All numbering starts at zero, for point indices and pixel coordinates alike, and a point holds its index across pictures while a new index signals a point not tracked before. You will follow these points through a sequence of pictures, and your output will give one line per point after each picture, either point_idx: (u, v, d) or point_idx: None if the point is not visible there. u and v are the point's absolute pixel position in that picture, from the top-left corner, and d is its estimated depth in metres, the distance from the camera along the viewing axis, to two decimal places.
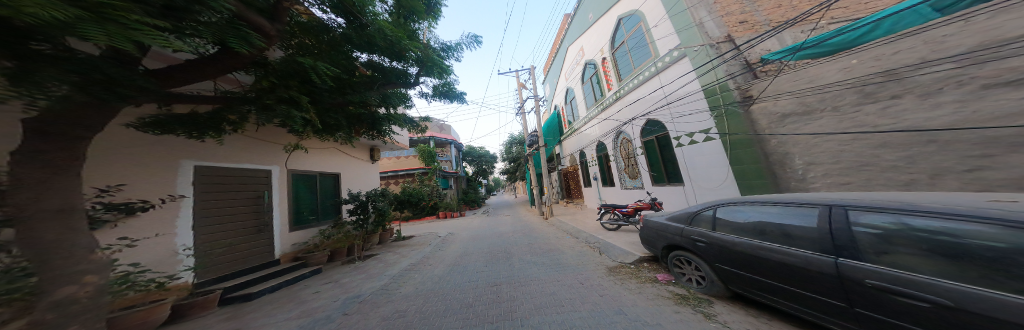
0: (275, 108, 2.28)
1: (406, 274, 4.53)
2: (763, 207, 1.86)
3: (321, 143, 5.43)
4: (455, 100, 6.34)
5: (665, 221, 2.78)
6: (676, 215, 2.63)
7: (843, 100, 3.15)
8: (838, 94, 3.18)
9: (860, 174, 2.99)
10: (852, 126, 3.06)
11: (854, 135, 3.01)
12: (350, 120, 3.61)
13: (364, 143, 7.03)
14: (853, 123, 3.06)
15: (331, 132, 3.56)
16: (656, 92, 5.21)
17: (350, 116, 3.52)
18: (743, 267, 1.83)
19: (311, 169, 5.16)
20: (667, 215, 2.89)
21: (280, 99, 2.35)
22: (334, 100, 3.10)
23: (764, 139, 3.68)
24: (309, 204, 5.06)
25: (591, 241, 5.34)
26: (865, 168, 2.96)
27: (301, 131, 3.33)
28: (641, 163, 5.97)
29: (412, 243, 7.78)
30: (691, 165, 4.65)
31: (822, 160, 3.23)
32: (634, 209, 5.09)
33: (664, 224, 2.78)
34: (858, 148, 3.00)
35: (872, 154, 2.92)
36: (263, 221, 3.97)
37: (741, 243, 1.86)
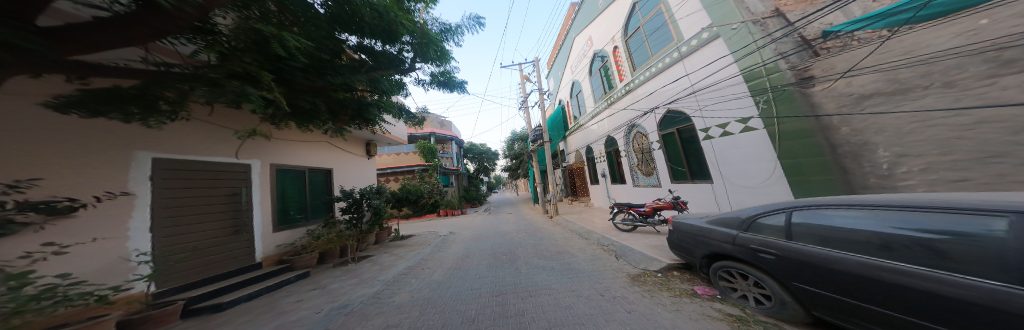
0: (223, 84, 1.79)
1: (402, 280, 4.11)
2: (870, 211, 1.35)
3: (308, 134, 4.94)
4: (456, 89, 5.90)
5: (708, 225, 2.35)
6: (726, 219, 2.20)
7: (961, 73, 2.32)
8: (955, 65, 2.34)
9: (984, 168, 2.19)
10: (983, 104, 2.21)
11: (980, 116, 2.22)
12: (333, 106, 3.17)
13: (357, 137, 6.58)
14: (978, 100, 2.24)
15: (313, 121, 3.13)
16: (679, 80, 4.72)
17: (333, 101, 3.08)
18: (847, 291, 1.31)
19: (298, 164, 4.70)
20: (708, 218, 2.46)
21: (227, 72, 1.87)
22: (311, 82, 2.70)
23: (832, 126, 3.00)
24: (296, 202, 4.64)
25: (604, 244, 4.90)
26: (994, 160, 2.15)
27: (279, 118, 2.90)
28: (658, 159, 5.51)
29: (411, 243, 7.41)
30: (722, 160, 4.16)
31: (922, 151, 2.47)
32: (653, 208, 4.55)
33: (705, 229, 2.36)
34: (981, 135, 2.21)
35: (1008, 141, 2.09)
36: (240, 221, 3.52)
37: (846, 260, 1.32)
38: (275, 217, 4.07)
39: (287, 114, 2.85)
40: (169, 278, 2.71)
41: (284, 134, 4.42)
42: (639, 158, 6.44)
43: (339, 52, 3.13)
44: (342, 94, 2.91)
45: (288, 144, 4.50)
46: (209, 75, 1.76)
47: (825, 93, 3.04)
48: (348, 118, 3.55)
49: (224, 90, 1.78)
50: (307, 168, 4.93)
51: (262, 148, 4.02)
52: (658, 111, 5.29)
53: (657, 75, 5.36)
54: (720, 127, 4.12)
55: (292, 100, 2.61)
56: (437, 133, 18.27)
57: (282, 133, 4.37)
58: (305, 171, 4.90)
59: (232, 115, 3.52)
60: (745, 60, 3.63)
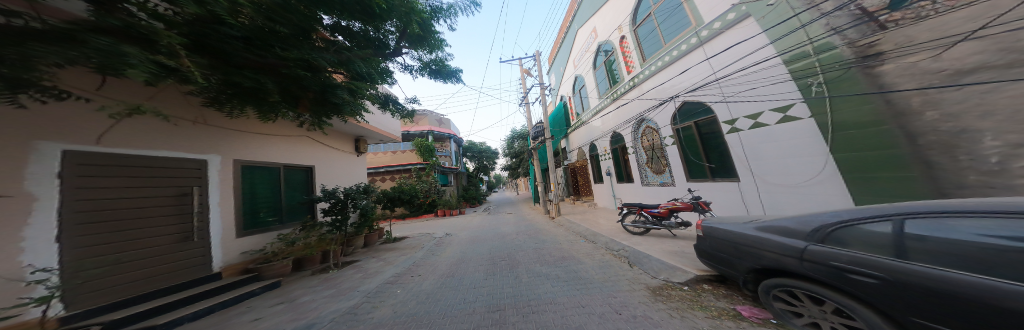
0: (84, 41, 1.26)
1: (386, 290, 3.64)
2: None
3: (277, 126, 4.39)
4: (450, 79, 5.49)
5: (759, 234, 1.87)
6: (789, 228, 1.72)
7: None
8: None
9: None
10: None
11: None
12: (290, 89, 2.66)
13: (339, 131, 6.03)
14: None
15: (268, 106, 2.60)
16: (697, 68, 4.29)
17: (289, 82, 2.57)
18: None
19: (267, 159, 4.16)
20: (754, 225, 2.01)
21: (94, 27, 1.36)
22: (257, 57, 2.24)
23: (910, 114, 2.31)
24: (268, 203, 4.12)
25: (614, 248, 4.46)
26: None
27: (229, 100, 2.39)
28: (672, 155, 5.09)
29: (403, 246, 6.91)
30: (754, 155, 3.68)
31: None
32: (668, 209, 4.09)
33: (753, 239, 1.90)
34: None
35: None
36: (187, 227, 2.99)
37: (971, 284, 0.88)
38: (235, 221, 3.53)
39: (235, 96, 2.34)
40: (84, 296, 2.14)
41: (246, 124, 3.84)
42: (648, 155, 6.02)
43: (310, 32, 2.67)
44: (301, 74, 2.42)
45: (253, 136, 3.94)
46: (63, 27, 1.24)
47: (896, 73, 2.33)
48: (314, 104, 3.02)
49: (87, 49, 1.25)
50: (280, 164, 4.40)
51: (219, 140, 3.48)
52: (672, 103, 4.86)
53: (670, 64, 4.94)
54: (751, 119, 3.65)
55: (227, 76, 2.08)
56: (435, 131, 17.81)
57: (242, 123, 3.79)
58: (279, 167, 4.37)
59: (172, 99, 2.93)
60: (785, 40, 3.12)
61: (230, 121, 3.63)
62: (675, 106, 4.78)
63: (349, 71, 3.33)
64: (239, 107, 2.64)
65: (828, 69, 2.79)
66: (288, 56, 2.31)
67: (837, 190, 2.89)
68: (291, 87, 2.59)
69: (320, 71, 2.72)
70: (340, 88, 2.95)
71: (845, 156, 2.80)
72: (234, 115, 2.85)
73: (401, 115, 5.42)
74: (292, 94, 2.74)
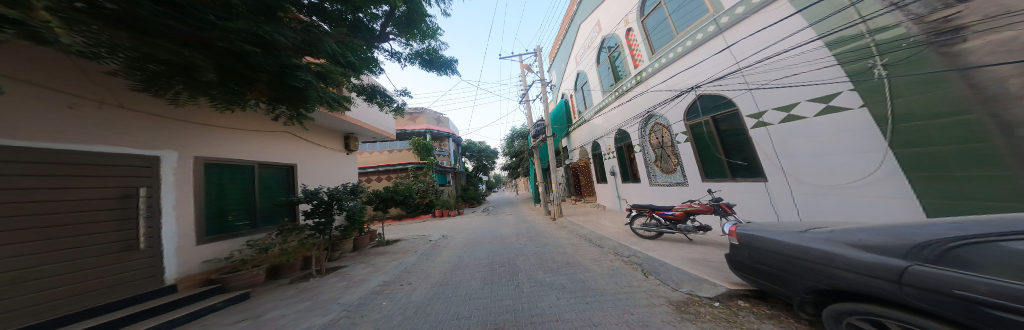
0: None
1: (371, 302, 3.25)
2: None
3: (247, 119, 3.97)
4: (446, 70, 5.13)
5: (818, 245, 1.48)
6: (856, 239, 1.34)
7: None
8: None
9: None
10: None
11: None
12: (238, 70, 2.13)
13: (323, 126, 5.59)
14: None
15: (207, 87, 2.12)
16: (716, 58, 3.97)
17: (235, 62, 2.04)
18: None
19: (236, 156, 3.76)
20: (821, 237, 1.54)
21: None
22: (187, 29, 1.72)
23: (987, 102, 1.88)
24: (238, 205, 3.73)
25: (623, 254, 4.12)
26: None
27: (158, 77, 1.92)
28: (686, 153, 4.78)
29: (396, 249, 6.50)
30: (786, 153, 3.28)
31: None
32: (683, 212, 3.74)
33: (806, 250, 1.53)
34: None
35: None
36: (124, 235, 2.55)
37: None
38: (188, 226, 3.09)
39: (161, 71, 1.87)
40: None
41: (204, 116, 3.39)
42: (657, 153, 5.75)
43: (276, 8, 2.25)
44: (245, 49, 1.91)
45: (215, 130, 3.49)
46: None
47: (984, 49, 1.75)
48: (271, 90, 2.50)
49: None
50: (254, 161, 4.01)
51: (172, 134, 3.05)
52: (686, 97, 4.57)
53: (684, 56, 4.62)
54: (782, 111, 3.26)
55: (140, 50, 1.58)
56: (433, 130, 17.39)
57: (198, 113, 3.33)
58: (252, 164, 3.99)
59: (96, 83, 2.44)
60: (831, 21, 2.68)
61: (184, 110, 3.17)
62: (690, 99, 4.48)
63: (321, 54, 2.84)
64: (177, 89, 2.16)
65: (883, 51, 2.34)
66: (231, 27, 1.80)
67: (888, 193, 2.51)
68: (237, 68, 2.10)
69: (276, 49, 2.22)
70: (303, 69, 2.44)
71: (882, 155, 2.49)
72: (174, 102, 2.36)
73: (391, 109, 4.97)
74: (242, 77, 2.22)
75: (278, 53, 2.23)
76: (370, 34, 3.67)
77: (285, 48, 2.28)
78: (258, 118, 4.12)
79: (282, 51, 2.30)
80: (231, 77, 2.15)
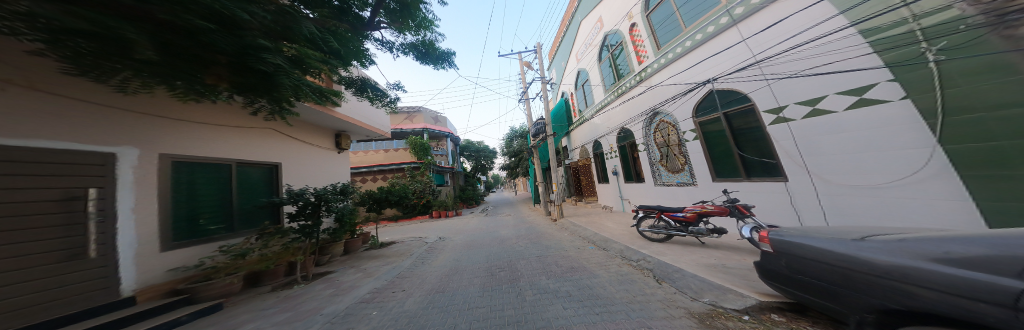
0: None
1: (359, 313, 2.96)
2: None
3: (223, 113, 3.64)
4: (443, 63, 4.86)
5: (876, 255, 1.24)
6: (913, 249, 1.13)
7: None
8: None
9: None
10: None
11: None
12: (190, 52, 1.77)
13: (310, 122, 5.26)
14: None
15: (153, 70, 1.77)
16: (729, 51, 3.80)
17: (185, 41, 1.68)
18: None
19: (210, 154, 3.46)
20: (867, 241, 1.35)
21: None
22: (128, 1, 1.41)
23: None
24: (212, 207, 3.42)
25: (632, 258, 3.88)
26: None
27: (92, 57, 1.59)
28: (695, 152, 4.62)
29: (390, 252, 6.19)
30: (809, 151, 3.09)
31: None
32: (696, 214, 3.52)
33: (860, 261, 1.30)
34: None
35: None
36: (67, 242, 2.22)
37: None
38: (148, 230, 2.75)
39: (94, 49, 1.54)
40: None
41: (170, 108, 3.06)
42: (663, 153, 5.63)
43: None
44: (197, 24, 1.57)
45: (182, 124, 3.15)
46: None
47: None
48: (234, 77, 2.12)
49: None
50: (232, 160, 3.72)
51: (132, 128, 2.72)
52: (696, 93, 4.41)
53: (694, 49, 4.45)
54: (807, 106, 3.05)
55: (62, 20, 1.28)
56: (431, 129, 17.09)
57: (162, 105, 2.98)
58: (230, 163, 3.70)
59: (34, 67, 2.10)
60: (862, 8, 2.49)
61: (144, 101, 2.82)
62: (700, 95, 4.32)
63: (298, 37, 2.47)
64: (124, 74, 1.84)
65: (919, 40, 2.17)
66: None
67: (924, 191, 2.31)
68: (188, 49, 1.73)
69: (239, 27, 1.86)
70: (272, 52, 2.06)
71: (916, 152, 2.32)
72: (123, 89, 2.02)
73: (383, 104, 4.65)
74: (196, 58, 1.85)
75: (239, 31, 1.86)
76: (359, 21, 3.40)
77: (251, 26, 1.91)
78: (238, 113, 3.84)
79: (246, 30, 1.92)
80: (183, 59, 1.80)
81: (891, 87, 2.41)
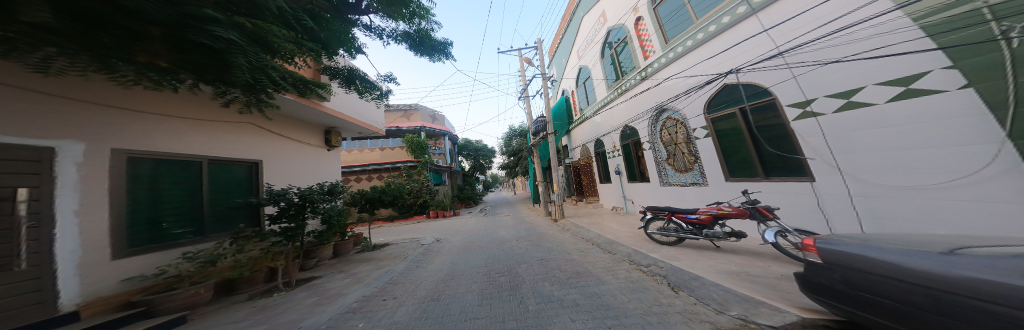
0: None
1: (343, 325, 2.65)
2: None
3: (192, 105, 3.30)
4: (438, 55, 4.59)
5: (963, 269, 0.96)
6: (1016, 263, 0.86)
7: None
8: None
9: None
10: None
11: None
12: (104, 22, 1.32)
13: (295, 116, 4.91)
14: None
15: (58, 44, 1.34)
16: (745, 43, 3.64)
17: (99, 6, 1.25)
18: None
19: (177, 149, 3.13)
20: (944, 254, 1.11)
21: None
22: None
23: None
24: (176, 208, 3.08)
25: (641, 263, 3.64)
26: None
27: None
28: (708, 150, 4.45)
29: (384, 255, 5.88)
30: (841, 146, 2.84)
31: None
32: (710, 217, 3.27)
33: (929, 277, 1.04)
34: None
35: None
36: (4, 248, 1.87)
37: None
38: (93, 233, 2.39)
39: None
40: None
41: (125, 97, 2.69)
42: (669, 151, 5.48)
43: None
44: None
45: (140, 115, 2.79)
46: None
47: None
48: (176, 54, 1.70)
49: None
50: (203, 156, 3.41)
51: (79, 119, 2.35)
52: (709, 87, 4.24)
53: (707, 42, 4.28)
54: (839, 99, 2.82)
55: None
56: (429, 128, 16.73)
57: (114, 93, 2.61)
58: (202, 159, 3.40)
59: None
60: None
61: (92, 88, 2.45)
62: (712, 90, 4.17)
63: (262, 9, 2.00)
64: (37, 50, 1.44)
65: (987, 19, 1.88)
66: None
67: (969, 191, 2.10)
68: (102, 15, 1.29)
69: None
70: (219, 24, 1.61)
71: (962, 149, 2.10)
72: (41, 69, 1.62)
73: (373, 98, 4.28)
74: (119, 33, 1.40)
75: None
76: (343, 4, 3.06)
77: None
78: (213, 110, 3.53)
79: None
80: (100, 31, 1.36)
81: (948, 76, 2.09)
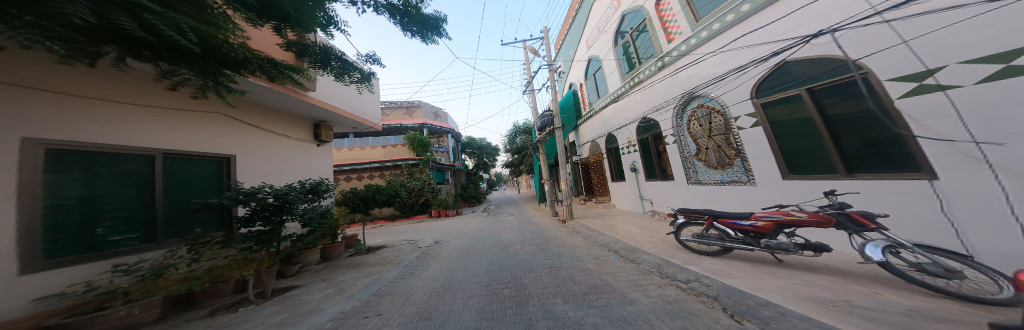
0: None
1: None
2: None
3: (142, 89, 2.77)
4: (428, 35, 4.04)
5: None
6: None
7: None
8: None
9: None
10: None
11: None
12: None
13: (274, 106, 4.39)
14: None
15: None
16: (811, 8, 2.88)
17: None
18: None
19: (126, 140, 2.64)
20: None
21: None
22: None
23: None
24: (119, 212, 2.57)
25: (677, 278, 2.95)
26: None
27: None
28: (754, 140, 3.71)
29: (378, 259, 5.37)
30: (985, 129, 1.80)
31: None
32: (770, 223, 2.60)
33: None
34: None
35: None
36: None
37: None
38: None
39: None
40: None
41: (61, 76, 2.19)
42: (699, 145, 4.85)
43: None
44: None
45: (87, 102, 2.34)
46: None
47: None
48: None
49: None
50: (156, 150, 2.88)
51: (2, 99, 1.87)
52: (762, 66, 3.39)
53: (758, 12, 3.54)
54: (985, 64, 1.79)
55: None
56: (431, 125, 16.20)
57: (40, 69, 2.08)
58: (156, 153, 2.88)
59: None
60: None
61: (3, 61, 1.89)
62: (767, 68, 3.34)
63: None
64: None
65: None
66: None
67: None
68: None
69: None
70: None
71: None
72: None
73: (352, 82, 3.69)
74: None
75: None
76: None
77: None
78: (165, 95, 2.98)
79: None
80: None
81: None
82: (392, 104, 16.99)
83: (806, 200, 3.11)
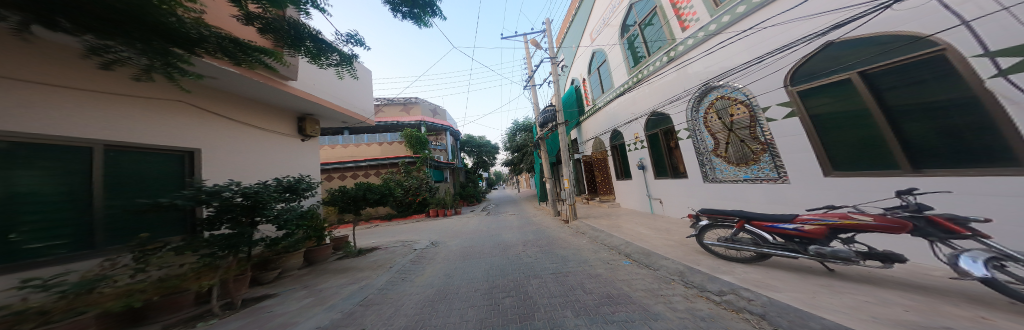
0: None
1: None
2: None
3: (67, 67, 2.26)
4: (420, 19, 3.62)
5: None
6: None
7: None
8: None
9: None
10: None
11: None
12: None
13: (242, 94, 3.91)
14: None
15: None
16: None
17: None
18: None
19: (57, 128, 2.17)
20: None
21: None
22: None
23: None
24: (46, 214, 2.08)
25: (707, 288, 2.55)
26: None
27: None
28: (791, 132, 3.32)
29: (369, 262, 4.96)
30: None
31: None
32: (821, 228, 2.23)
33: None
34: None
35: None
36: None
37: None
38: None
39: None
40: None
41: None
42: (719, 140, 4.57)
43: None
44: None
45: (9, 82, 1.90)
46: None
47: None
48: None
49: None
50: (95, 140, 2.39)
51: None
52: (805, 47, 2.95)
53: None
54: None
55: None
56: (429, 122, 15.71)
57: None
58: (95, 144, 2.39)
59: None
60: None
61: None
62: (810, 50, 2.93)
63: None
64: None
65: None
66: None
67: None
68: None
69: None
70: None
71: None
72: None
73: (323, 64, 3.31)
74: None
75: None
76: None
77: None
78: (105, 78, 2.49)
79: None
80: None
81: None
82: (389, 100, 16.46)
83: (854, 199, 2.73)
